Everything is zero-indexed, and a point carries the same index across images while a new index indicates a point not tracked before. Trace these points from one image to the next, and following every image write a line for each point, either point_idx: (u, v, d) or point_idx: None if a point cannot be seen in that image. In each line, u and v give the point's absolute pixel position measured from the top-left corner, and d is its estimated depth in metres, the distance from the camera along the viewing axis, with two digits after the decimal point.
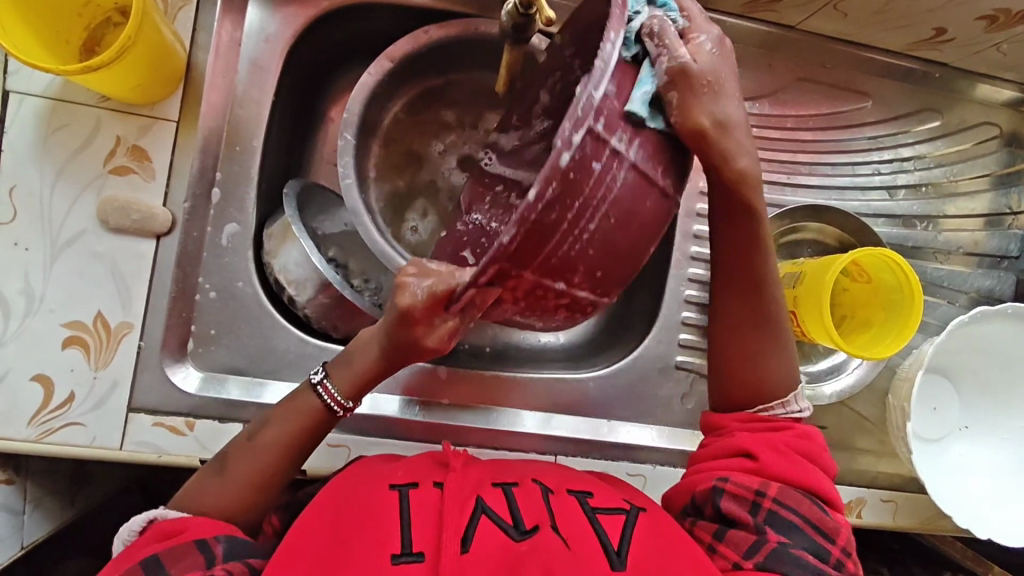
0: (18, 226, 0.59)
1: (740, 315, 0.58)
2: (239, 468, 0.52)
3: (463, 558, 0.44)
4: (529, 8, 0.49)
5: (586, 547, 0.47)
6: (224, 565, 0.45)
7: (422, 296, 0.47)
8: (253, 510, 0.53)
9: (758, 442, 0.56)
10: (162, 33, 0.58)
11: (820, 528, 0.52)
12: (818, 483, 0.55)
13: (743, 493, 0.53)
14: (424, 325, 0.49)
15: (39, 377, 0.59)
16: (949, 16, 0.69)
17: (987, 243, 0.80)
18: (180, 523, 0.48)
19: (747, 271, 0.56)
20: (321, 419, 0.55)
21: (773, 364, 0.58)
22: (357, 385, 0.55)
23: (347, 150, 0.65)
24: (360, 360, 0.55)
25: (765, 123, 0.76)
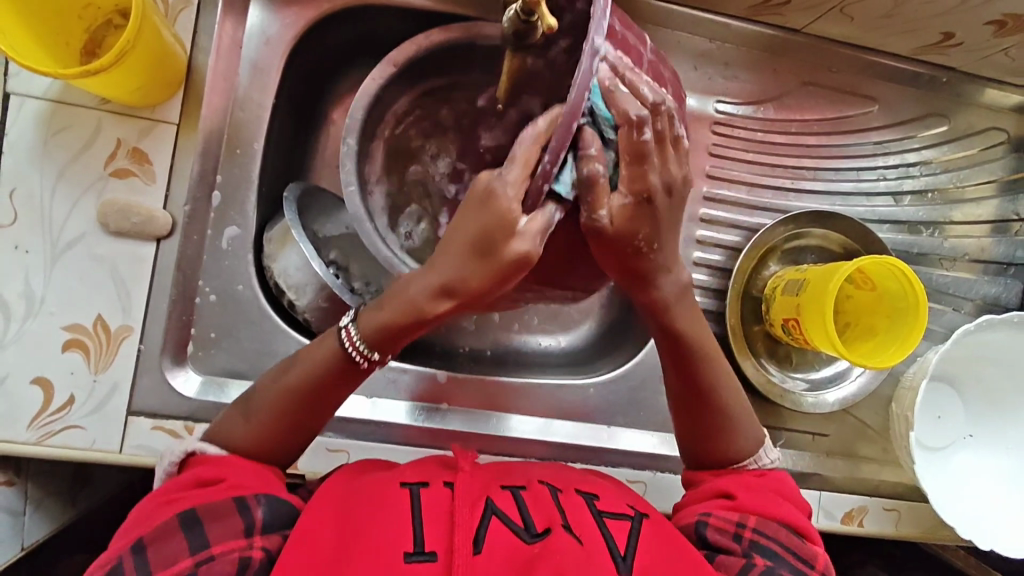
0: (19, 229, 0.59)
1: (690, 397, 0.59)
2: (264, 407, 0.53)
3: (476, 558, 0.44)
4: (530, 16, 0.48)
5: (594, 547, 0.46)
6: (261, 539, 0.47)
7: (512, 181, 0.43)
8: (278, 451, 0.54)
9: (734, 482, 0.57)
10: (162, 36, 0.58)
11: (799, 555, 0.53)
12: (797, 518, 0.55)
13: (725, 525, 0.53)
14: (506, 228, 0.44)
15: (39, 380, 0.59)
16: (958, 21, 0.68)
17: (993, 250, 0.79)
18: (223, 474, 0.49)
19: (673, 348, 0.57)
20: (344, 365, 0.53)
21: (738, 432, 0.59)
22: (387, 330, 0.51)
23: (350, 156, 0.65)
24: (396, 299, 0.50)
25: (769, 128, 0.75)
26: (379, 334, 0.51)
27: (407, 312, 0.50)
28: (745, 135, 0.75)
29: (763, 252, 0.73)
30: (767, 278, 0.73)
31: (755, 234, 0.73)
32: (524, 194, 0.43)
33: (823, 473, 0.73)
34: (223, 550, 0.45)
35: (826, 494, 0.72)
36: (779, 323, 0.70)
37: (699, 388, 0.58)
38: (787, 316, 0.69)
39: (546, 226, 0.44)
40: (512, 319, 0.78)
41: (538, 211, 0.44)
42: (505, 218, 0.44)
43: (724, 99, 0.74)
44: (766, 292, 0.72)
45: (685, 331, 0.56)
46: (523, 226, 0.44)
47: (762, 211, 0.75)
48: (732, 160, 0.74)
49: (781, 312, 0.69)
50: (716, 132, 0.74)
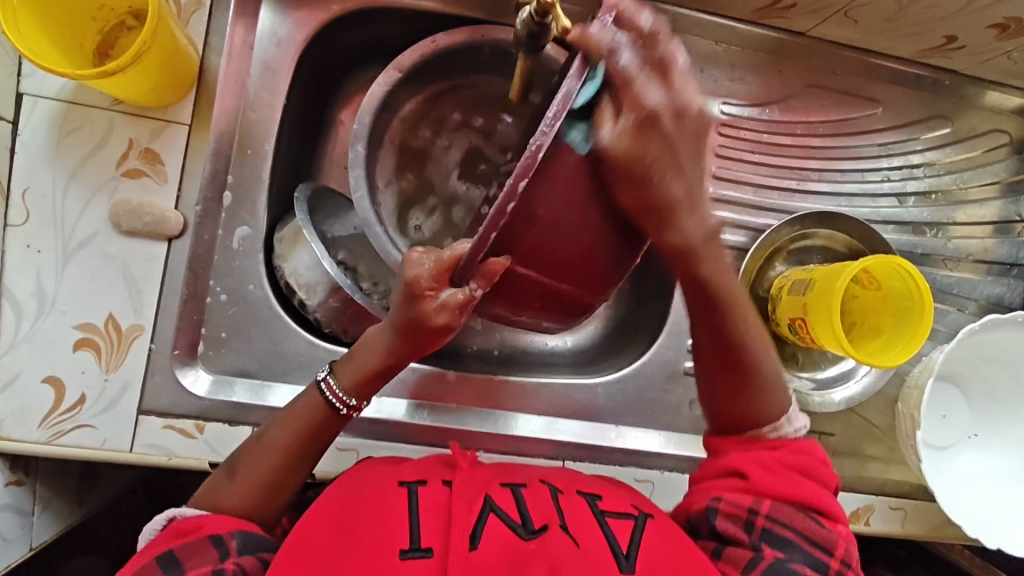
0: (31, 228, 0.59)
1: (730, 355, 0.57)
2: (250, 470, 0.53)
3: (472, 554, 0.44)
4: (544, 17, 0.49)
5: (596, 550, 0.47)
6: (236, 558, 0.47)
7: (431, 265, 0.48)
8: (271, 505, 0.53)
9: (749, 460, 0.56)
10: (176, 37, 0.58)
11: (817, 542, 0.52)
12: (815, 497, 0.55)
13: (736, 513, 0.54)
14: (427, 303, 0.49)
15: (50, 379, 0.59)
16: (961, 24, 0.69)
17: (996, 251, 0.80)
18: (196, 521, 0.49)
19: (724, 365, 0.57)
20: (325, 418, 0.55)
21: (762, 401, 0.57)
22: (359, 378, 0.55)
23: (359, 162, 0.66)
24: (364, 353, 0.55)
25: (774, 130, 0.76)
26: (360, 383, 0.55)
27: (376, 361, 0.54)
28: (750, 137, 0.75)
29: (768, 253, 0.74)
30: (773, 278, 0.74)
31: (761, 234, 0.74)
32: (433, 279, 0.48)
33: None
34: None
35: None
36: (786, 322, 0.71)
37: (729, 337, 0.56)
38: (794, 315, 0.69)
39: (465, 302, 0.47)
40: None
41: (455, 288, 0.48)
42: (423, 299, 0.49)
43: (730, 100, 0.75)
44: (772, 292, 0.73)
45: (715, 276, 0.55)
46: (435, 308, 0.48)
47: (768, 211, 0.75)
48: (739, 161, 0.75)
49: (788, 311, 0.70)
50: (722, 133, 0.75)
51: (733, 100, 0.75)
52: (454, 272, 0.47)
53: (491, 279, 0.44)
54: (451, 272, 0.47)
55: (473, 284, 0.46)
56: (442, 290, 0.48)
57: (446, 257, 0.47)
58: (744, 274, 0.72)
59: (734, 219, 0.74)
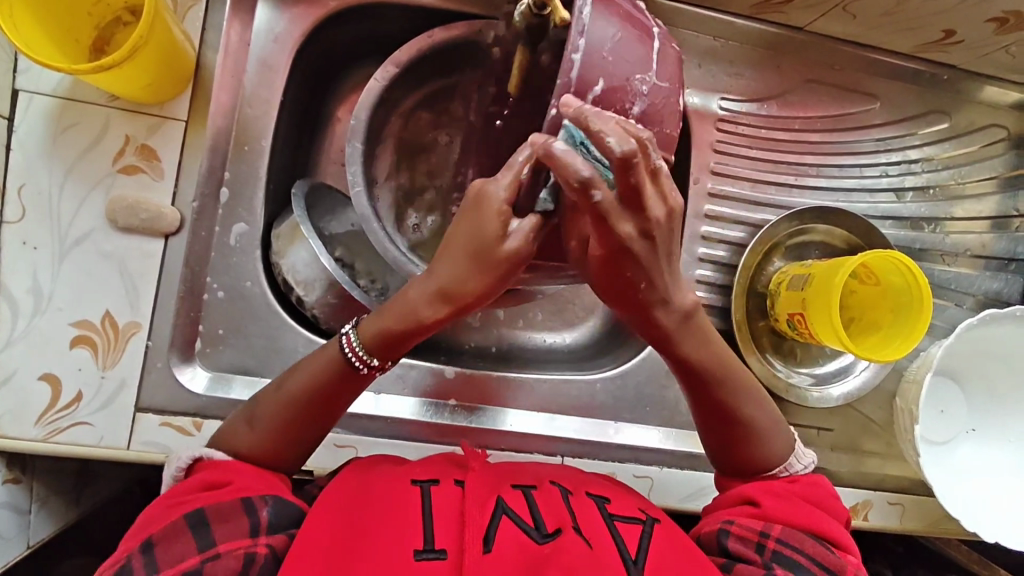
0: (27, 225, 0.59)
1: (720, 412, 0.58)
2: (269, 415, 0.53)
3: (486, 559, 0.43)
4: (543, 9, 0.48)
5: (606, 551, 0.46)
6: (267, 537, 0.46)
7: (506, 189, 0.48)
8: (286, 453, 0.53)
9: (762, 490, 0.56)
10: (172, 32, 0.58)
11: (829, 568, 0.52)
12: (827, 526, 0.54)
13: (747, 535, 0.53)
14: (493, 224, 0.48)
15: (47, 377, 0.59)
16: (960, 18, 0.69)
17: (994, 246, 0.80)
18: (228, 475, 0.50)
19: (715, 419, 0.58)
20: (345, 373, 0.53)
21: (769, 442, 0.58)
22: (385, 338, 0.52)
23: (357, 157, 0.66)
24: (397, 310, 0.52)
25: (772, 125, 0.76)
26: (383, 343, 0.52)
27: (407, 321, 0.52)
28: (748, 132, 0.75)
29: (766, 248, 0.74)
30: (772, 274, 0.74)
31: (759, 229, 0.73)
32: (509, 197, 0.48)
33: (826, 467, 0.74)
34: (228, 550, 0.45)
35: None
36: (785, 318, 0.71)
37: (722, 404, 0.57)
38: (793, 311, 0.69)
39: (530, 229, 0.48)
40: (517, 316, 0.78)
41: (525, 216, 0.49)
42: (489, 225, 0.48)
43: (728, 95, 0.74)
44: (770, 287, 0.73)
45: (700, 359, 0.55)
46: (500, 230, 0.48)
47: (766, 206, 0.75)
48: (737, 156, 0.75)
49: (786, 306, 0.70)
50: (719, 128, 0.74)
51: (731, 95, 0.74)
52: (527, 190, 0.48)
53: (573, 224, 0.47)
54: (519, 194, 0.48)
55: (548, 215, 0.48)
56: (512, 221, 0.48)
57: (523, 174, 0.47)
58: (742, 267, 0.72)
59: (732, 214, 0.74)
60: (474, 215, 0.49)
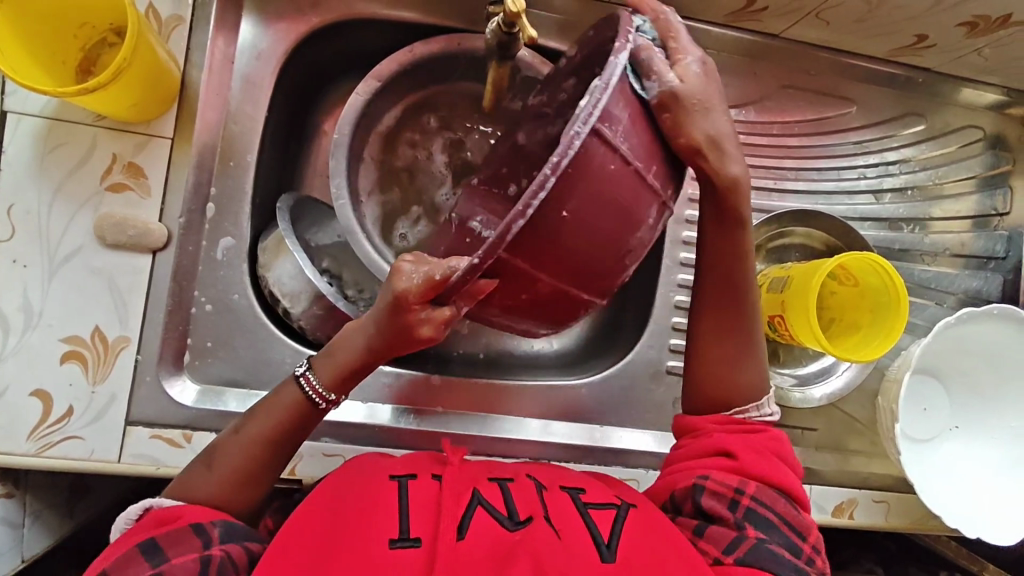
0: (17, 244, 0.60)
1: (726, 303, 0.59)
2: (226, 461, 0.53)
3: (459, 546, 0.44)
4: (512, 27, 0.50)
5: (577, 539, 0.48)
6: (222, 546, 0.48)
7: (420, 281, 0.46)
8: (246, 496, 0.54)
9: (738, 441, 0.57)
10: (157, 52, 0.59)
11: (794, 526, 0.54)
12: (796, 489, 0.56)
13: (722, 490, 0.54)
14: (412, 315, 0.47)
15: (38, 393, 0.60)
16: (931, 23, 0.70)
17: (974, 245, 0.81)
18: (176, 510, 0.50)
19: (725, 302, 0.58)
20: (303, 412, 0.56)
21: (747, 366, 0.59)
22: (340, 376, 0.55)
23: (340, 169, 0.68)
24: (345, 351, 0.55)
25: (751, 130, 0.77)
26: (340, 379, 0.55)
27: (355, 361, 0.55)
28: None
29: None
30: None
31: None
32: (421, 294, 0.46)
33: (812, 466, 0.75)
34: (180, 565, 0.45)
35: (815, 486, 0.73)
36: (766, 320, 0.71)
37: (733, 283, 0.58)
38: (773, 312, 0.70)
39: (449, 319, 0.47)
40: None
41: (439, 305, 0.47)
42: (409, 311, 0.47)
43: None
44: None
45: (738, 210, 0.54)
46: (421, 318, 0.47)
47: None
48: None
49: (767, 308, 0.71)
50: None
51: None
52: (440, 291, 0.45)
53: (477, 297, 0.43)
54: (441, 289, 0.45)
55: (457, 304, 0.46)
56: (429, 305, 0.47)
57: (436, 276, 0.45)
58: None
59: None
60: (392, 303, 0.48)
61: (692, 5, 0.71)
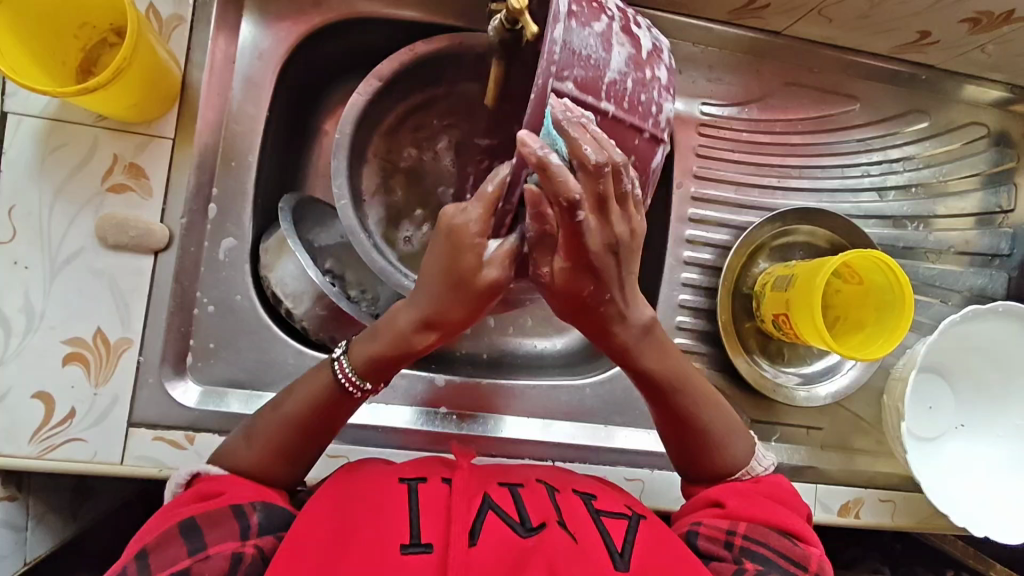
0: (17, 246, 0.60)
1: (680, 429, 0.59)
2: (261, 434, 0.54)
3: (471, 551, 0.44)
4: (514, 24, 0.50)
5: (591, 544, 0.47)
6: (256, 539, 0.47)
7: (479, 210, 0.47)
8: (281, 471, 0.54)
9: (727, 492, 0.57)
10: (157, 52, 0.59)
11: (792, 559, 0.53)
12: (789, 520, 0.55)
13: (715, 534, 0.54)
14: (471, 253, 0.48)
15: (40, 395, 0.60)
16: (934, 19, 0.70)
17: (978, 242, 0.81)
18: (219, 486, 0.50)
19: (679, 423, 0.59)
20: (335, 397, 0.55)
21: (721, 448, 0.59)
22: (372, 360, 0.54)
23: (341, 171, 0.67)
24: (385, 332, 0.54)
25: (754, 128, 0.77)
26: (373, 365, 0.54)
27: (393, 344, 0.53)
28: (730, 136, 0.76)
29: (751, 250, 0.74)
30: (757, 275, 0.74)
31: (743, 232, 0.74)
32: (482, 223, 0.47)
33: (818, 466, 0.74)
34: (216, 553, 0.46)
35: (821, 485, 0.73)
36: (770, 318, 0.71)
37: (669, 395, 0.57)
38: (777, 311, 0.70)
39: (511, 249, 0.49)
40: (507, 323, 0.79)
41: (500, 239, 0.49)
42: (467, 257, 0.48)
43: (708, 100, 0.76)
44: (756, 288, 0.73)
45: (659, 368, 0.56)
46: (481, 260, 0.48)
47: (750, 209, 0.76)
48: (719, 160, 0.76)
49: (772, 307, 0.70)
50: (701, 133, 0.75)
51: (711, 101, 0.76)
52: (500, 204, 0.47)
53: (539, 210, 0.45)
54: (496, 206, 0.47)
55: (516, 227, 0.49)
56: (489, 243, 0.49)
57: (493, 197, 0.47)
58: (728, 271, 0.72)
59: (715, 217, 0.75)
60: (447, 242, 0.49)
61: (694, 3, 0.71)
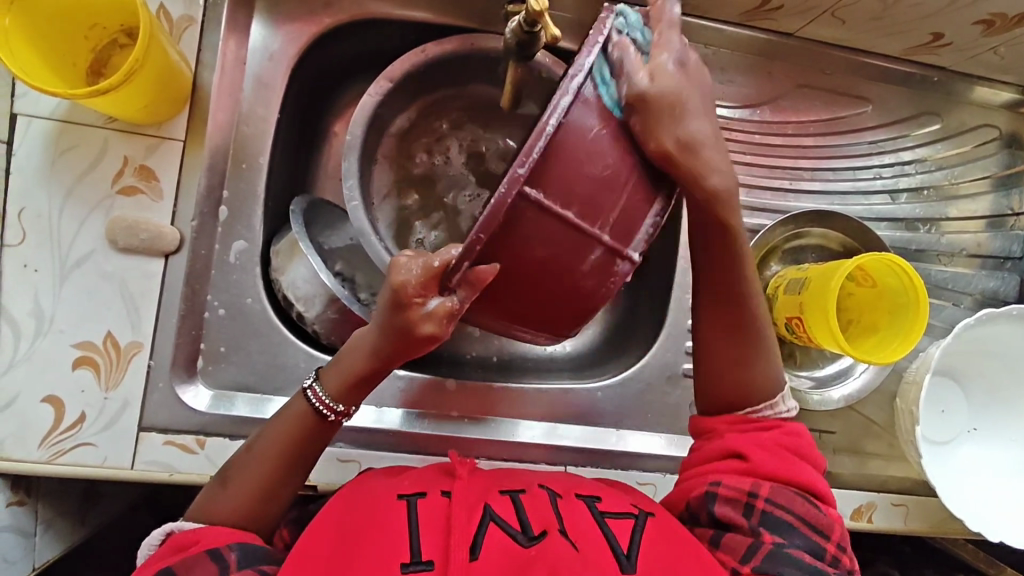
0: (28, 248, 0.60)
1: (727, 317, 0.57)
2: (239, 477, 0.53)
3: (471, 566, 0.44)
4: (533, 26, 0.49)
5: (594, 551, 0.47)
6: (236, 574, 0.46)
7: (418, 271, 0.45)
8: (267, 511, 0.53)
9: (747, 441, 0.56)
10: (168, 54, 0.59)
11: (814, 525, 0.53)
12: (811, 478, 0.55)
13: (736, 496, 0.53)
14: (414, 310, 0.47)
15: (50, 399, 0.59)
16: (948, 21, 0.70)
17: (990, 245, 0.80)
18: (195, 535, 0.49)
19: (724, 301, 0.56)
20: (312, 425, 0.54)
21: (761, 362, 0.58)
22: (348, 385, 0.54)
23: (352, 173, 0.66)
24: (351, 357, 0.54)
25: (765, 131, 0.76)
26: (346, 391, 0.54)
27: (362, 366, 0.53)
28: (742, 138, 0.76)
29: (763, 252, 0.74)
30: (769, 278, 0.74)
31: (756, 234, 0.74)
32: (421, 286, 0.46)
33: (830, 470, 0.74)
34: None
35: (834, 489, 0.72)
36: (783, 322, 0.71)
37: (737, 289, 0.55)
38: (790, 314, 0.69)
39: (450, 311, 0.46)
40: None
41: (444, 296, 0.46)
42: (413, 304, 0.47)
43: (721, 102, 0.75)
44: (768, 291, 0.73)
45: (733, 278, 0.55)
46: (423, 315, 0.47)
47: (762, 211, 0.76)
48: (731, 162, 0.75)
49: (785, 310, 0.70)
50: None
51: (724, 102, 0.75)
52: (441, 280, 0.45)
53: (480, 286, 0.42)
54: (439, 278, 0.45)
55: (461, 294, 0.44)
56: (430, 298, 0.46)
57: (434, 263, 0.45)
58: None
59: None
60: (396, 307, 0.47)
61: (707, 4, 0.70)
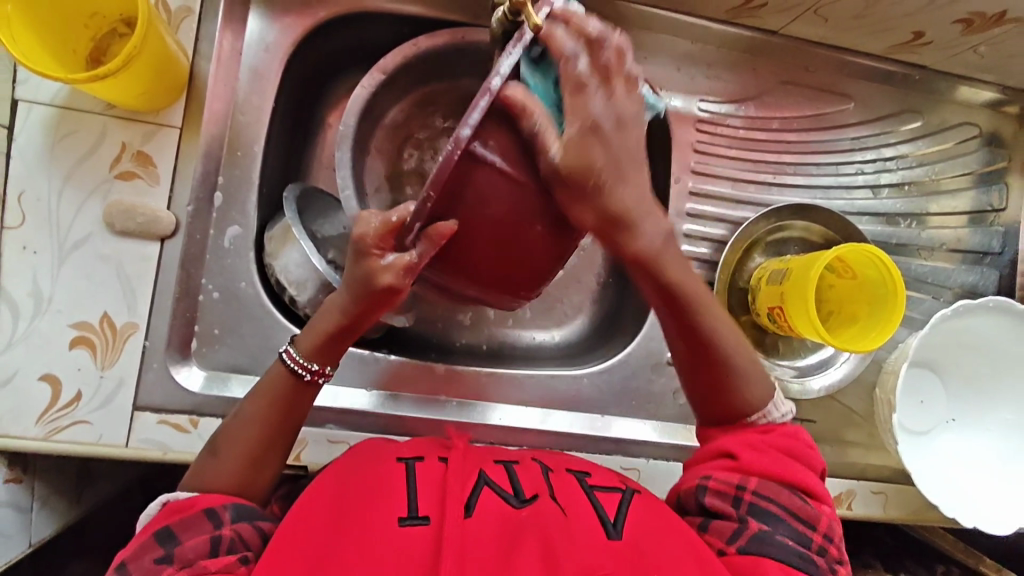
0: (26, 231, 0.61)
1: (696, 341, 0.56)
2: (228, 446, 0.54)
3: (467, 520, 0.45)
4: (517, 16, 0.51)
5: (582, 516, 0.49)
6: (233, 525, 0.49)
7: (378, 225, 0.48)
8: (258, 480, 0.55)
9: (739, 441, 0.57)
10: (166, 43, 0.60)
11: (801, 517, 0.54)
12: (802, 477, 0.56)
13: (724, 489, 0.55)
14: (374, 261, 0.49)
15: (47, 377, 0.61)
16: (929, 20, 0.71)
17: (970, 240, 0.82)
18: (191, 499, 0.50)
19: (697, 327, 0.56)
20: (292, 386, 0.56)
21: (747, 389, 0.58)
22: (319, 345, 0.55)
23: (344, 163, 0.68)
24: (322, 319, 0.55)
25: (750, 126, 0.78)
26: (318, 349, 0.55)
27: (331, 326, 0.55)
28: (727, 133, 0.77)
29: (746, 246, 0.76)
30: (752, 270, 0.76)
31: (739, 227, 0.76)
32: (380, 239, 0.48)
33: None
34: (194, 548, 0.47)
35: None
36: (765, 312, 0.72)
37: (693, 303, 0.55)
38: (772, 304, 0.71)
39: (408, 265, 0.47)
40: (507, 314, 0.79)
41: (400, 251, 0.47)
42: (373, 258, 0.49)
43: (706, 97, 0.77)
44: (752, 283, 0.75)
45: (681, 282, 0.54)
46: (381, 266, 0.48)
47: (746, 204, 0.78)
48: (716, 156, 0.77)
49: (767, 300, 0.71)
50: (699, 129, 0.77)
51: (709, 97, 0.77)
52: (397, 234, 0.47)
53: (441, 243, 0.44)
54: (395, 232, 0.47)
55: (419, 249, 0.45)
56: (388, 252, 0.48)
57: (391, 218, 0.47)
58: (724, 264, 0.74)
59: (713, 212, 0.76)
60: (354, 262, 0.50)
61: (692, 1, 0.72)
